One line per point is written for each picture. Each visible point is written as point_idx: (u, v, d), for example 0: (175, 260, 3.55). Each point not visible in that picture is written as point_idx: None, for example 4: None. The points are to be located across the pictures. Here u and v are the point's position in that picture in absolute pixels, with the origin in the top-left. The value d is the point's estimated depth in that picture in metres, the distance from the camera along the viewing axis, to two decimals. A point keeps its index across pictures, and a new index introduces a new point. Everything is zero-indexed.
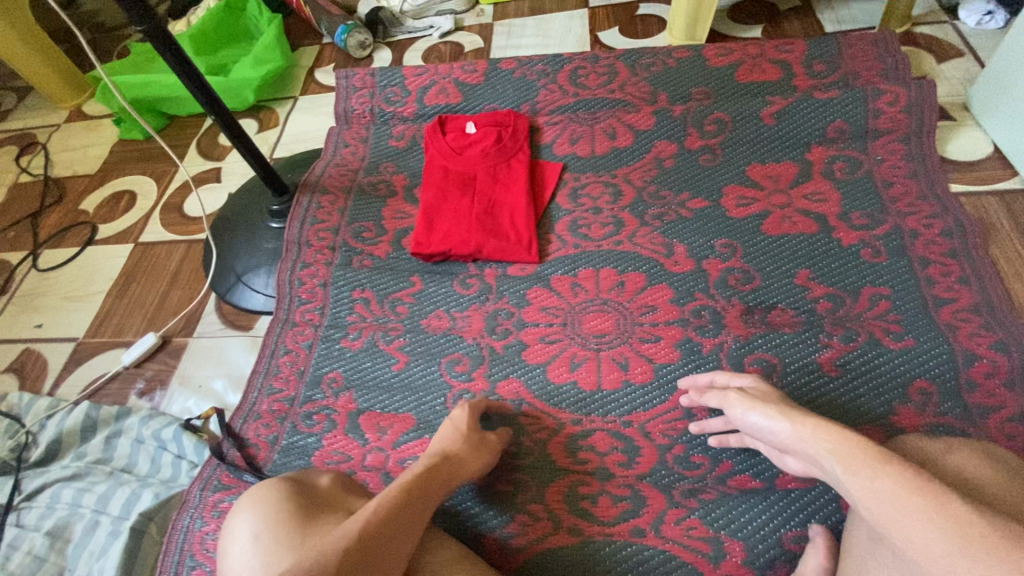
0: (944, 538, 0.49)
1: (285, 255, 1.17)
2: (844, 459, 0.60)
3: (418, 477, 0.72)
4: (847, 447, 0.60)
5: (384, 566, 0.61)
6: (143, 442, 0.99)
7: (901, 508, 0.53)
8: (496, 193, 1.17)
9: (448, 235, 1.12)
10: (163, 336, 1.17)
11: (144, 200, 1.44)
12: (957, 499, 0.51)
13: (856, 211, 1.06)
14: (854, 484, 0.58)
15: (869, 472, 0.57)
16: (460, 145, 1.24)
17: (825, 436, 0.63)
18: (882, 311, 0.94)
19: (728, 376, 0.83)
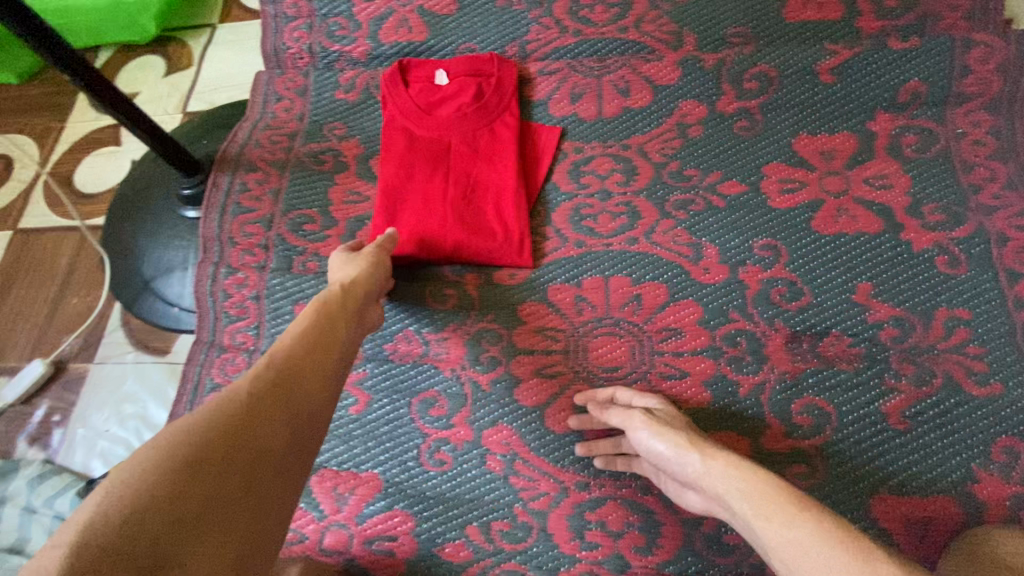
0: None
1: (202, 255, 0.91)
2: (757, 502, 0.55)
3: (316, 318, 0.65)
4: (761, 488, 0.55)
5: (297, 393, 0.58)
6: (35, 512, 0.78)
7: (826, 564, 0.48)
8: (476, 169, 0.91)
9: (416, 229, 0.87)
10: (56, 361, 0.92)
11: (22, 169, 1.12)
12: (882, 557, 0.47)
13: (930, 202, 0.84)
14: (773, 533, 0.52)
15: (786, 518, 0.52)
16: (428, 101, 0.95)
17: (737, 473, 0.58)
18: (961, 342, 0.75)
19: (634, 394, 0.74)
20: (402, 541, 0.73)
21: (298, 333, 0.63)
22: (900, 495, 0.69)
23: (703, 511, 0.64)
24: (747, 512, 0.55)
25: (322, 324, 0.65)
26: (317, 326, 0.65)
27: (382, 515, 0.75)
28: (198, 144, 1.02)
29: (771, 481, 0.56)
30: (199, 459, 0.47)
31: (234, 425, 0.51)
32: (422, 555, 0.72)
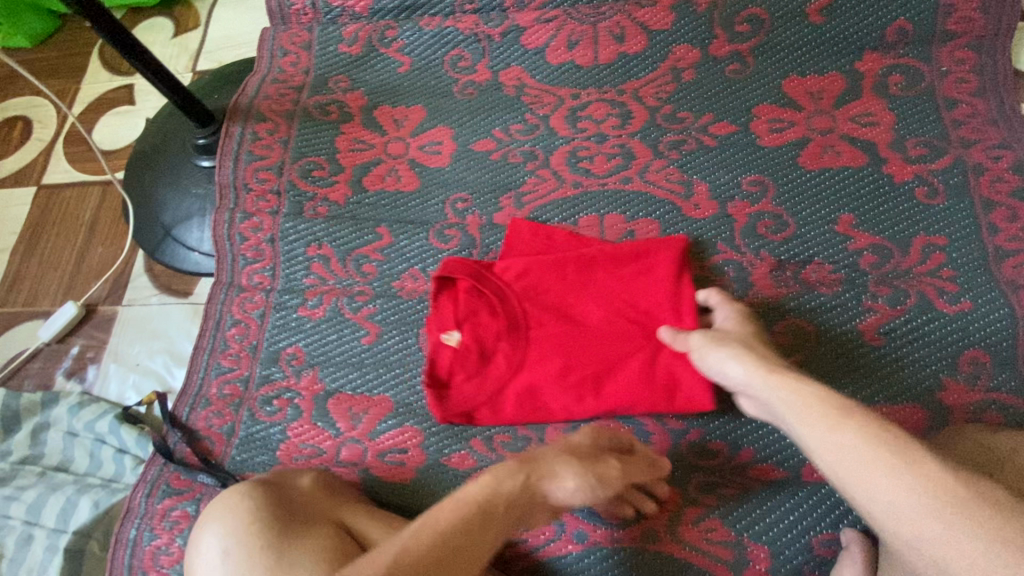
0: (921, 506, 0.48)
1: (219, 202, 0.96)
2: (803, 410, 0.58)
3: (483, 501, 0.58)
4: (807, 397, 0.58)
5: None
6: (77, 435, 0.85)
7: (868, 467, 0.52)
8: (575, 289, 0.79)
9: (660, 346, 0.75)
10: (86, 304, 0.99)
11: (42, 129, 1.17)
12: (925, 457, 0.50)
13: (912, 138, 0.87)
14: (814, 434, 0.56)
15: (829, 423, 0.55)
16: (466, 369, 0.78)
17: (785, 384, 0.61)
18: (935, 266, 0.79)
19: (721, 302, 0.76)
20: (411, 454, 0.79)
21: (481, 513, 0.58)
22: (873, 404, 0.74)
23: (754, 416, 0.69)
24: (793, 420, 0.59)
25: (493, 511, 0.58)
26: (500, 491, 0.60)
27: (393, 432, 0.81)
28: (209, 99, 1.06)
29: (820, 391, 0.58)
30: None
31: None
32: (431, 465, 0.78)
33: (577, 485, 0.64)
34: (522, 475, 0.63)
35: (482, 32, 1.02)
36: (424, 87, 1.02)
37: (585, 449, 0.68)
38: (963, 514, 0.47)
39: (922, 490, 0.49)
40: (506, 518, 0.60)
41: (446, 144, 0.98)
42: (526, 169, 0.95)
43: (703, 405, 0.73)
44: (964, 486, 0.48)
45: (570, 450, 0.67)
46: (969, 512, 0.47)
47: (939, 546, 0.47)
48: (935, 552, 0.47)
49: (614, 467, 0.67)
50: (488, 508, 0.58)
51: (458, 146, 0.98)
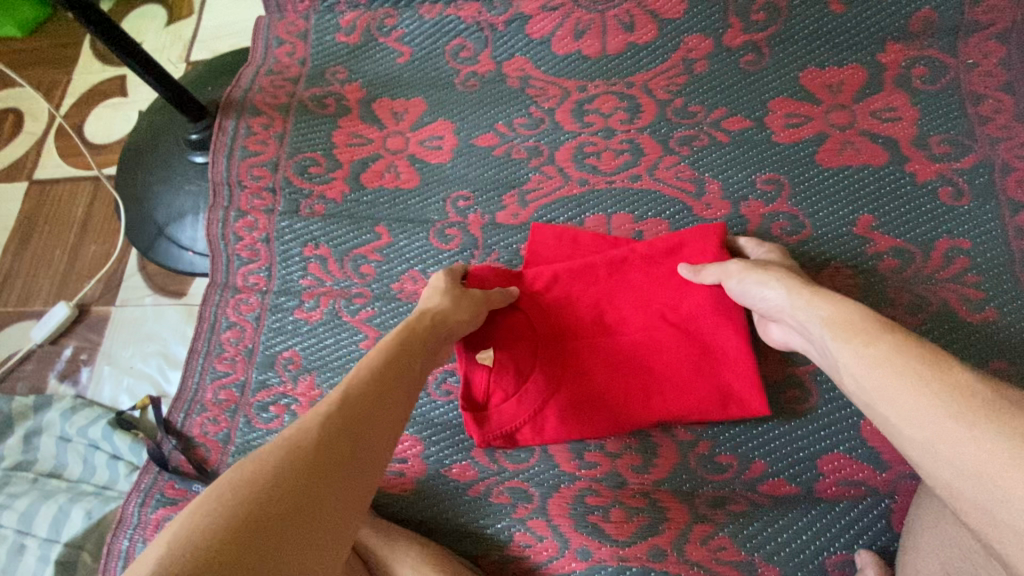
0: (943, 411, 0.46)
1: (213, 200, 0.93)
2: (838, 326, 0.56)
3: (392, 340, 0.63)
4: (844, 315, 0.57)
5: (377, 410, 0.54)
6: (70, 441, 0.83)
7: (895, 379, 0.50)
8: (610, 293, 0.75)
9: (706, 348, 0.72)
10: (79, 305, 0.96)
11: (33, 123, 1.14)
12: (963, 369, 0.48)
13: (937, 134, 0.83)
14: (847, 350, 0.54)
15: (867, 339, 0.54)
16: (503, 389, 0.73)
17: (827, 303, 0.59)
18: (959, 271, 0.75)
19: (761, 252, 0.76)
20: (411, 463, 0.76)
21: (396, 351, 0.62)
22: None
23: (781, 344, 0.69)
24: (825, 336, 0.57)
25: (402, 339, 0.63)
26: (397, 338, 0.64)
27: None
28: (203, 91, 1.03)
29: (859, 311, 0.57)
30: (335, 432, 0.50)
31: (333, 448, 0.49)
32: (431, 475, 0.75)
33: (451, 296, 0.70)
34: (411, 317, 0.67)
35: (485, 20, 0.98)
36: (425, 78, 0.98)
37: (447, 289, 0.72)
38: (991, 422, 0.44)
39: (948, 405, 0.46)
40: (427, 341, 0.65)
41: (447, 139, 0.95)
42: (531, 166, 0.91)
43: (757, 409, 0.70)
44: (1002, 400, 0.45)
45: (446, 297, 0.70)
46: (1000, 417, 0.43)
47: (958, 446, 0.44)
48: (948, 452, 0.45)
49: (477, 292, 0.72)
50: (399, 348, 0.62)
51: (460, 141, 0.94)
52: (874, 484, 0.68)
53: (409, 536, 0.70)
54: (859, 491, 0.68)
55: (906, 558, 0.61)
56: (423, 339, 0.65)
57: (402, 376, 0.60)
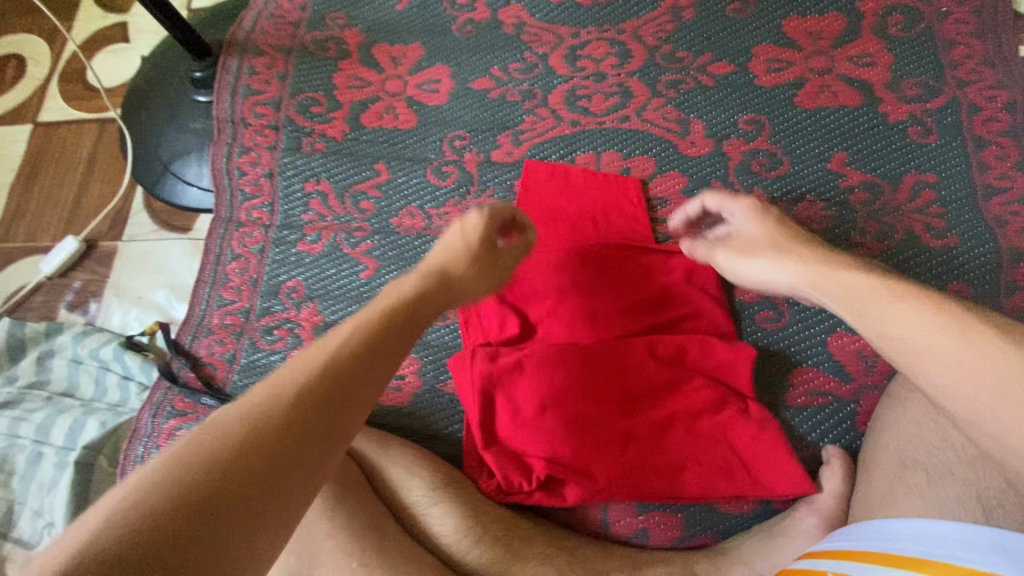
0: (984, 385, 0.46)
1: (216, 137, 0.96)
2: (853, 301, 0.56)
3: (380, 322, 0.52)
4: (858, 286, 0.56)
5: (346, 414, 0.46)
6: (82, 363, 0.87)
7: (947, 355, 0.48)
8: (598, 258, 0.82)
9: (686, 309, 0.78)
10: (86, 240, 1.00)
11: (35, 68, 1.15)
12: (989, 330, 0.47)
13: (909, 78, 0.88)
14: (893, 330, 0.52)
15: (894, 314, 0.52)
16: (498, 333, 0.79)
17: (839, 278, 0.58)
18: (925, 203, 0.80)
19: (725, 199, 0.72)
20: (409, 380, 0.80)
21: (386, 316, 0.52)
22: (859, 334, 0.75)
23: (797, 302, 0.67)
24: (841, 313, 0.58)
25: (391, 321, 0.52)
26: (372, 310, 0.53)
27: None
28: (205, 34, 1.05)
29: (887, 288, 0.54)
30: (246, 445, 0.41)
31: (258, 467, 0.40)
32: (427, 390, 0.80)
33: (443, 281, 0.58)
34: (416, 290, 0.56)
35: None
36: (423, 24, 1.01)
37: (473, 236, 0.61)
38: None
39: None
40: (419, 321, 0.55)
41: (444, 83, 0.98)
42: (525, 107, 0.95)
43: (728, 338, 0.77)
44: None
45: (463, 231, 0.61)
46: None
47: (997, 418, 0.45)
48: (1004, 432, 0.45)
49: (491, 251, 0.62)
50: (383, 318, 0.52)
51: (457, 84, 0.98)
52: (839, 393, 0.73)
53: (402, 441, 0.72)
54: (825, 399, 0.73)
55: (863, 451, 0.67)
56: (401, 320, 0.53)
57: (374, 363, 0.49)
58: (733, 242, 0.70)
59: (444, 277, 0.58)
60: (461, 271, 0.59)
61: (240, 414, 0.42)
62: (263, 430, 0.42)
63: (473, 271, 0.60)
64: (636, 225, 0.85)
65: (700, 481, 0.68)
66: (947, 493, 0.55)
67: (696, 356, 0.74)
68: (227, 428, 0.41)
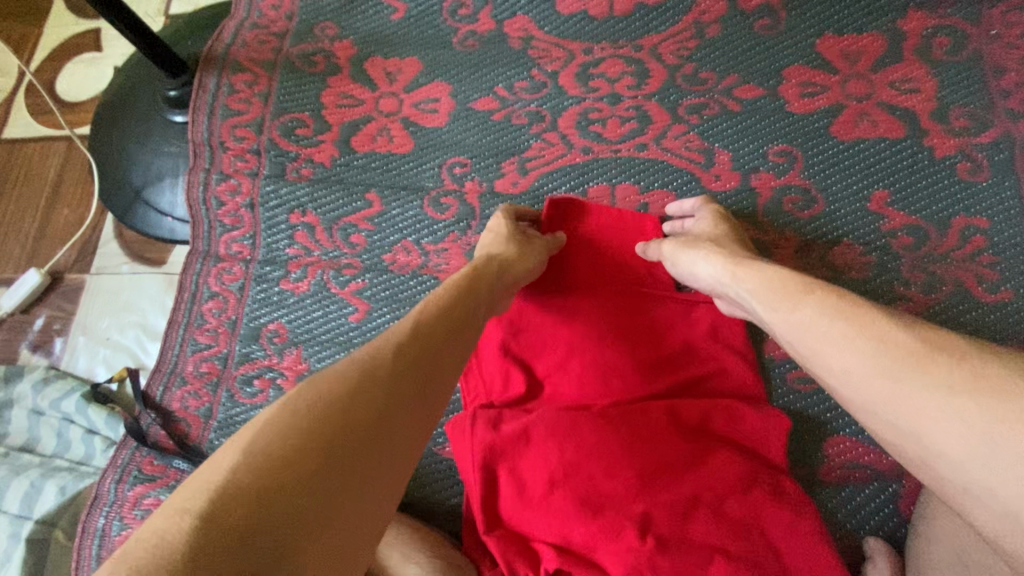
0: (870, 368, 0.47)
1: (192, 161, 0.88)
2: (766, 293, 0.56)
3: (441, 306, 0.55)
4: (770, 279, 0.57)
5: (422, 380, 0.48)
6: (43, 414, 0.79)
7: (839, 340, 0.49)
8: (612, 305, 0.74)
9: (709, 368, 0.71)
10: (51, 272, 0.91)
11: (0, 79, 1.06)
12: (879, 318, 0.48)
13: (957, 107, 0.79)
14: (798, 316, 0.53)
15: (797, 301, 0.53)
16: (502, 391, 0.71)
17: (754, 271, 0.59)
18: (976, 251, 0.73)
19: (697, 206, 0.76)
20: None
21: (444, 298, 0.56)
22: None
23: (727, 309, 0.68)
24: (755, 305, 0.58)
25: (444, 303, 0.55)
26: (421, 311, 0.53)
27: None
28: (182, 45, 0.96)
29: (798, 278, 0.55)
30: (308, 442, 0.39)
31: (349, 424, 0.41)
32: (423, 454, 0.72)
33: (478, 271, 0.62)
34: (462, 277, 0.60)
35: None
36: (421, 36, 0.92)
37: (504, 228, 0.73)
38: (957, 369, 0.44)
39: (938, 386, 0.44)
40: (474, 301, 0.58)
41: (444, 102, 0.89)
42: (532, 132, 0.86)
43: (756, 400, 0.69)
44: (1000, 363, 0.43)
45: (499, 230, 0.73)
46: (1008, 398, 0.41)
47: (889, 405, 0.46)
48: (891, 413, 0.46)
49: (516, 255, 0.68)
50: (438, 299, 0.55)
51: (458, 104, 0.89)
52: (880, 467, 0.66)
53: (400, 519, 0.65)
54: (865, 475, 0.66)
55: (911, 541, 0.60)
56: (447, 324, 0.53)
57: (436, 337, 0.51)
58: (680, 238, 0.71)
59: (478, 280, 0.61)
60: (489, 274, 0.63)
61: (324, 380, 0.44)
62: (323, 426, 0.40)
63: (501, 271, 0.65)
64: (657, 267, 0.76)
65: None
66: None
67: (723, 425, 0.67)
68: (288, 423, 0.40)
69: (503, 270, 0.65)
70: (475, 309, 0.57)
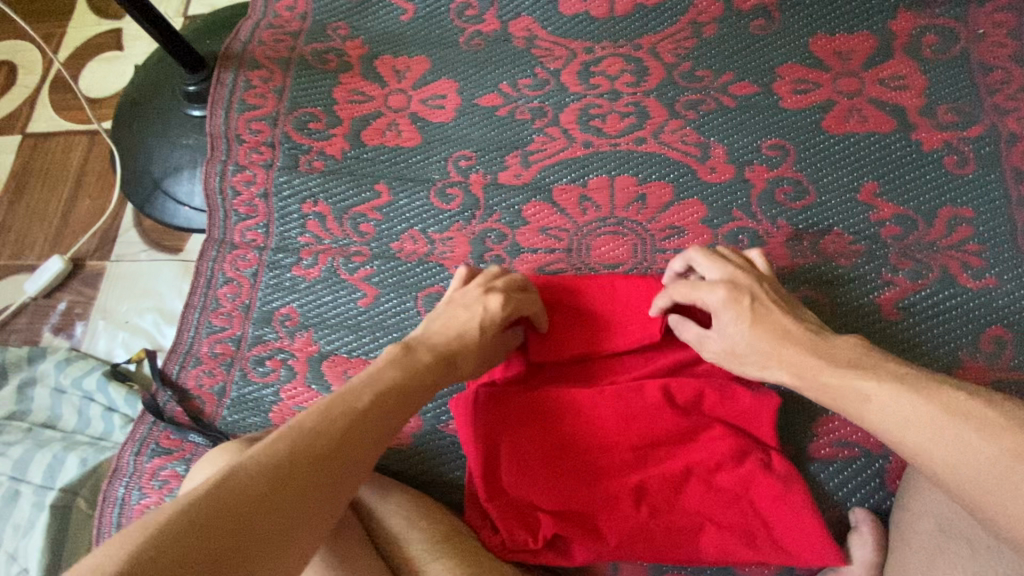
0: (951, 445, 0.49)
1: (209, 153, 0.92)
2: (821, 371, 0.59)
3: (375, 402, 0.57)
4: (819, 360, 0.59)
5: (329, 486, 0.50)
6: (65, 392, 0.83)
7: (914, 414, 0.52)
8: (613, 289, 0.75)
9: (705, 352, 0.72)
10: (73, 259, 0.95)
11: (26, 76, 1.11)
12: (944, 390, 0.52)
13: (945, 103, 0.82)
14: (820, 382, 0.59)
15: (816, 366, 0.59)
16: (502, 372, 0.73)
17: (769, 327, 0.63)
18: (962, 240, 0.75)
19: (706, 258, 0.69)
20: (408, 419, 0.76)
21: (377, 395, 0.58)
22: None
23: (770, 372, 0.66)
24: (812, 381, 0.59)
25: (381, 397, 0.58)
26: (341, 396, 0.56)
27: None
28: (201, 43, 1.00)
29: (809, 347, 0.61)
30: (202, 522, 0.42)
31: (243, 520, 0.44)
32: (427, 431, 0.75)
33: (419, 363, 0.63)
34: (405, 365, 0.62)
35: None
36: (429, 36, 0.96)
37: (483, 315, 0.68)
38: (982, 412, 0.50)
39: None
40: (405, 399, 0.60)
41: (450, 99, 0.93)
42: (535, 127, 0.90)
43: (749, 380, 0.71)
44: (1003, 418, 0.49)
45: (483, 321, 0.67)
46: None
47: (976, 478, 0.48)
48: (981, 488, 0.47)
49: (468, 359, 0.67)
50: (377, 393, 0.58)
51: (463, 101, 0.93)
52: (867, 445, 0.68)
53: (404, 487, 0.67)
54: (853, 452, 0.68)
55: (895, 511, 0.62)
56: (362, 417, 0.55)
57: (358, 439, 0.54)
58: (686, 280, 0.70)
59: (416, 366, 0.62)
60: (435, 368, 0.64)
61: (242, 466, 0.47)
62: (221, 509, 0.44)
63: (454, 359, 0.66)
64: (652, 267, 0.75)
65: (719, 545, 0.63)
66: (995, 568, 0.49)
67: (715, 403, 0.68)
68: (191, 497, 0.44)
69: (449, 366, 0.65)
70: (409, 399, 0.60)
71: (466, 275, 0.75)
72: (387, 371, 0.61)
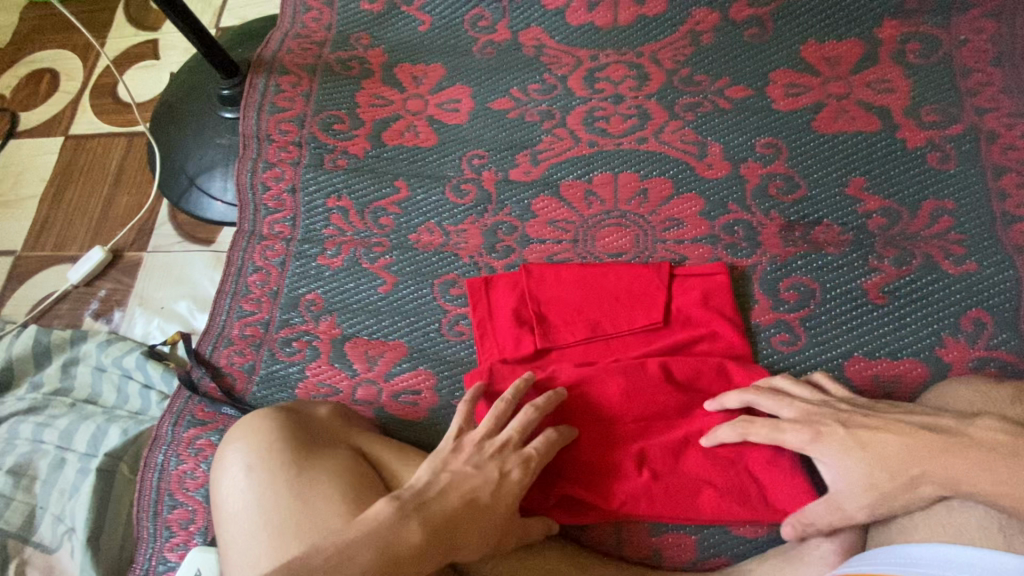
0: None
1: (241, 152, 0.99)
2: (959, 481, 0.54)
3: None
4: (947, 468, 0.55)
5: None
6: (105, 370, 0.88)
7: None
8: (614, 281, 0.82)
9: (701, 335, 0.78)
10: (112, 250, 1.02)
11: (69, 82, 1.19)
12: None
13: (928, 105, 0.88)
14: (973, 490, 0.53)
15: (968, 478, 0.54)
16: (513, 353, 0.79)
17: (887, 449, 0.58)
18: (944, 230, 0.80)
19: (769, 398, 0.67)
20: (424, 395, 0.82)
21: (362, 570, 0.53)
22: (874, 359, 0.76)
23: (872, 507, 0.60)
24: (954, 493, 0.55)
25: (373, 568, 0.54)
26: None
27: (408, 374, 0.84)
28: (234, 52, 1.08)
29: (936, 452, 0.56)
30: None
31: None
32: (442, 406, 0.81)
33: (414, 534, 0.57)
34: (403, 540, 0.56)
35: None
36: (445, 45, 1.04)
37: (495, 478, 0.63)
38: None
39: None
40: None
41: (465, 103, 1.00)
42: (543, 128, 0.96)
43: (743, 358, 0.77)
44: None
45: (498, 493, 0.63)
46: None
47: None
48: None
49: (473, 534, 0.60)
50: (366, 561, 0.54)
51: (477, 105, 0.99)
52: None
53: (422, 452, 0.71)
54: None
55: None
56: None
57: None
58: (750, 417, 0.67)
59: (417, 541, 0.57)
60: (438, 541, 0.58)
61: None
62: None
63: (459, 530, 0.60)
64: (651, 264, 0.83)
65: (716, 504, 0.68)
66: (969, 517, 0.54)
67: (709, 380, 0.74)
68: None
69: (456, 539, 0.59)
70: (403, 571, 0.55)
71: (467, 408, 0.69)
72: (358, 554, 0.54)
